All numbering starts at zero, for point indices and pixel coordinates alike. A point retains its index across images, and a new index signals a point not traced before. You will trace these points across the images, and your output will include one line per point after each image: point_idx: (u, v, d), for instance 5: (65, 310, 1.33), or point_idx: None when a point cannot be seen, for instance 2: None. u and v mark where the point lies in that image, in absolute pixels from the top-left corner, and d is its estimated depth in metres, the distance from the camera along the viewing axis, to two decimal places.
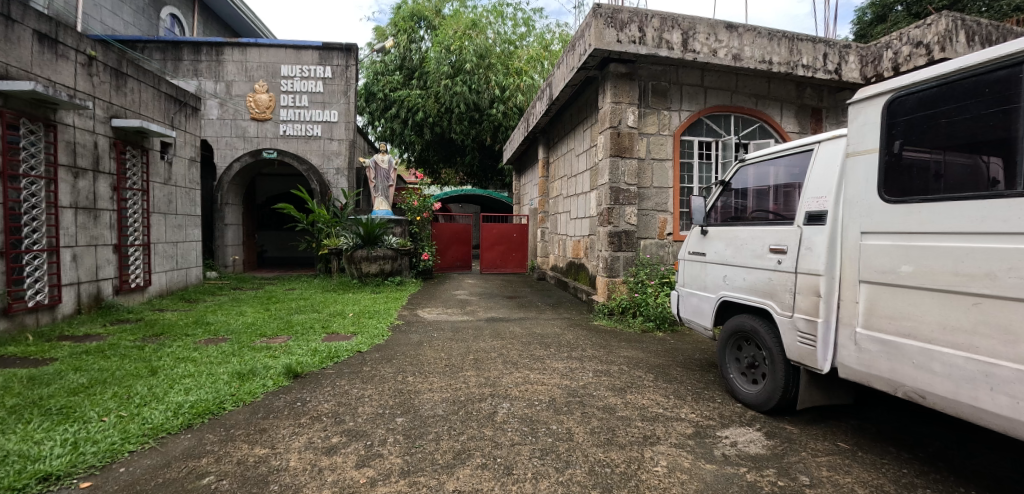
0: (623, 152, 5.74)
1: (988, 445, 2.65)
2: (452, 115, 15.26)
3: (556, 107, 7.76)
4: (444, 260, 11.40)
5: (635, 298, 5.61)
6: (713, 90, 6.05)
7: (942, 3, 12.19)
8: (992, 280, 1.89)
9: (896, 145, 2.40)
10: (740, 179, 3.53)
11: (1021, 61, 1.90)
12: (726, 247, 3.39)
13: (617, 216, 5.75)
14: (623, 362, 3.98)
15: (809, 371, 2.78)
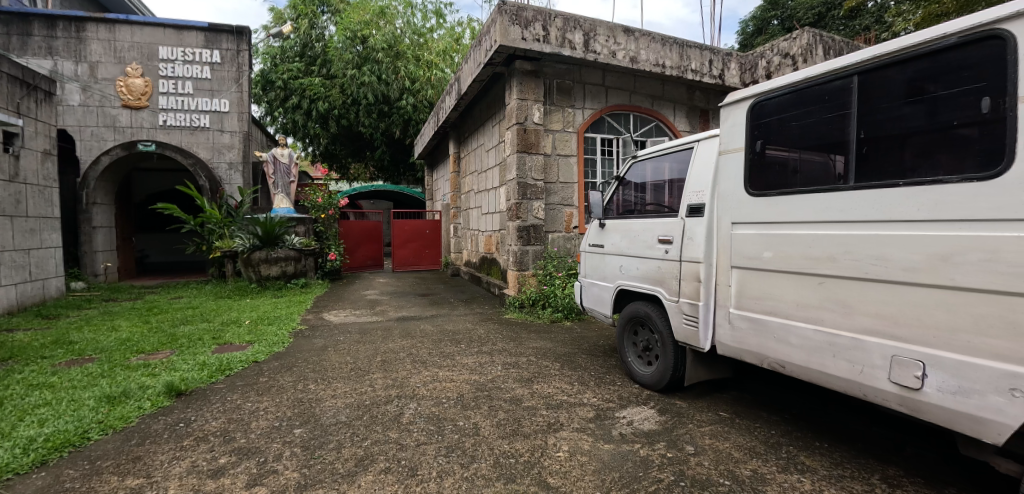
0: (530, 148, 5.89)
1: (838, 402, 3.10)
2: (359, 107, 14.68)
3: (466, 103, 7.72)
4: (354, 259, 10.89)
5: (544, 290, 5.81)
6: (613, 89, 6.38)
7: (808, 20, 14.04)
8: (834, 262, 2.22)
9: (758, 145, 2.67)
10: (635, 174, 3.70)
11: (855, 74, 2.24)
12: (621, 238, 3.58)
13: (525, 210, 5.91)
14: (532, 353, 4.07)
15: (693, 350, 3.03)
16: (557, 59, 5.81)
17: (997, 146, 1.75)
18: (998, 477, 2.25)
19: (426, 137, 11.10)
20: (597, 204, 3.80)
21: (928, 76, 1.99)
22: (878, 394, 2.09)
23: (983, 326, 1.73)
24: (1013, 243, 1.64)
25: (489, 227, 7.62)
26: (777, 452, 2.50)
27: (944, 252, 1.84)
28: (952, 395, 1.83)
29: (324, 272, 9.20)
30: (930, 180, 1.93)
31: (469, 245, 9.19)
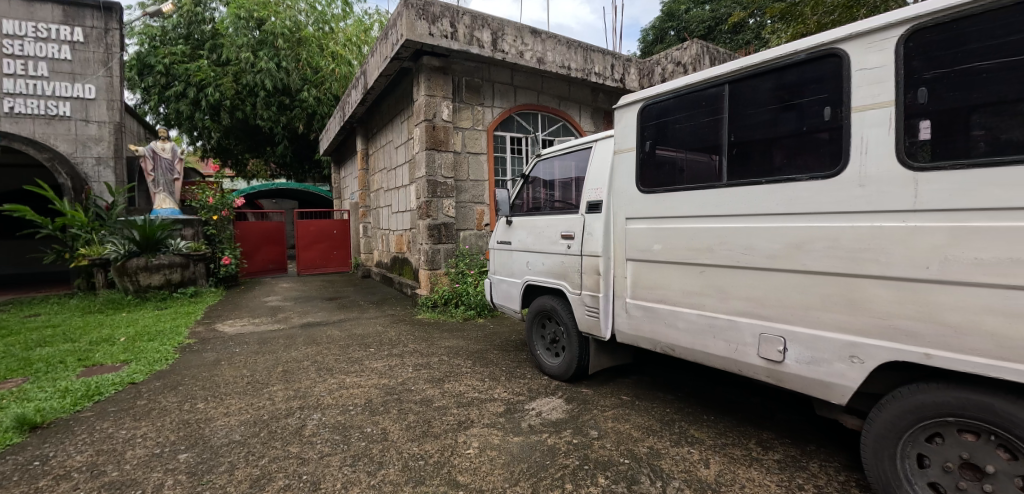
0: (439, 145, 5.83)
1: (721, 377, 3.46)
2: (257, 98, 13.60)
3: (372, 98, 7.51)
4: (252, 264, 10.07)
5: (456, 289, 5.82)
6: (522, 89, 6.51)
7: (700, 32, 15.38)
8: (712, 252, 2.45)
9: (648, 145, 2.86)
10: (539, 172, 3.80)
11: (726, 82, 2.49)
12: (527, 235, 3.66)
13: (435, 208, 5.83)
14: (444, 352, 4.04)
15: (595, 340, 3.20)
16: (464, 57, 5.80)
17: (838, 151, 2.08)
18: (841, 431, 2.66)
19: (331, 132, 10.52)
20: (504, 201, 3.84)
21: (785, 87, 2.28)
22: (749, 369, 2.35)
23: (828, 303, 2.07)
24: (850, 233, 2.00)
25: (400, 226, 7.42)
26: (671, 428, 2.72)
27: (799, 241, 2.14)
28: (807, 365, 2.14)
29: (217, 278, 8.38)
30: (787, 178, 2.22)
31: (380, 244, 8.91)
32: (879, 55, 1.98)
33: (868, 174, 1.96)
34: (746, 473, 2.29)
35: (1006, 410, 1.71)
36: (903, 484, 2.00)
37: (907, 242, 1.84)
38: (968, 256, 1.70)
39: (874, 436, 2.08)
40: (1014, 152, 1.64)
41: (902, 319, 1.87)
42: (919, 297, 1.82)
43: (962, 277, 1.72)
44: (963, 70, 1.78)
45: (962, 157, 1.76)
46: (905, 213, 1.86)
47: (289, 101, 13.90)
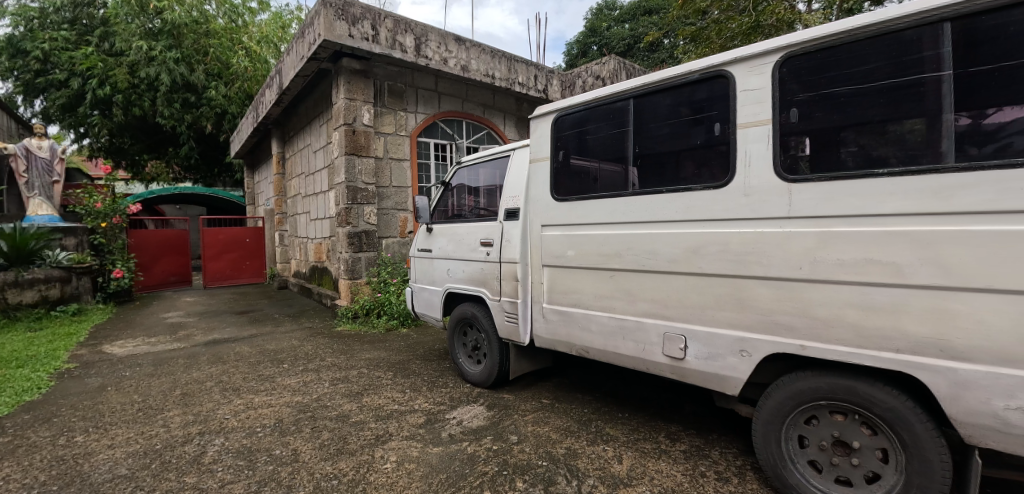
0: (359, 150, 5.67)
1: (636, 374, 3.65)
2: (155, 93, 12.38)
3: (288, 99, 7.15)
4: (151, 277, 9.20)
5: (378, 298, 5.67)
6: (446, 96, 6.53)
7: (620, 49, 16.18)
8: (620, 257, 2.58)
9: (561, 155, 2.96)
10: (457, 179, 3.80)
11: (630, 97, 2.64)
12: (448, 242, 3.64)
13: (355, 215, 5.66)
14: (363, 365, 3.91)
15: (515, 345, 3.25)
16: (386, 61, 5.71)
17: (726, 163, 2.27)
18: (737, 418, 2.90)
19: (243, 132, 9.81)
20: (424, 208, 3.80)
21: (682, 103, 2.45)
22: (655, 367, 2.49)
23: (720, 302, 2.24)
24: (738, 237, 2.18)
25: (319, 234, 7.09)
26: (588, 427, 2.81)
27: (695, 246, 2.31)
28: (703, 361, 2.31)
29: (106, 294, 7.55)
30: (683, 188, 2.39)
31: (298, 253, 8.49)
32: (758, 78, 2.19)
33: (751, 184, 2.16)
34: (655, 465, 2.42)
35: (868, 391, 1.94)
36: (787, 464, 2.20)
37: (784, 245, 2.06)
38: (833, 257, 1.95)
39: (763, 423, 2.25)
40: (864, 167, 1.93)
41: (782, 315, 2.08)
42: (794, 294, 2.05)
43: (828, 276, 1.97)
44: (823, 94, 2.05)
45: (826, 171, 2.01)
46: (782, 219, 2.08)
47: (195, 99, 12.78)
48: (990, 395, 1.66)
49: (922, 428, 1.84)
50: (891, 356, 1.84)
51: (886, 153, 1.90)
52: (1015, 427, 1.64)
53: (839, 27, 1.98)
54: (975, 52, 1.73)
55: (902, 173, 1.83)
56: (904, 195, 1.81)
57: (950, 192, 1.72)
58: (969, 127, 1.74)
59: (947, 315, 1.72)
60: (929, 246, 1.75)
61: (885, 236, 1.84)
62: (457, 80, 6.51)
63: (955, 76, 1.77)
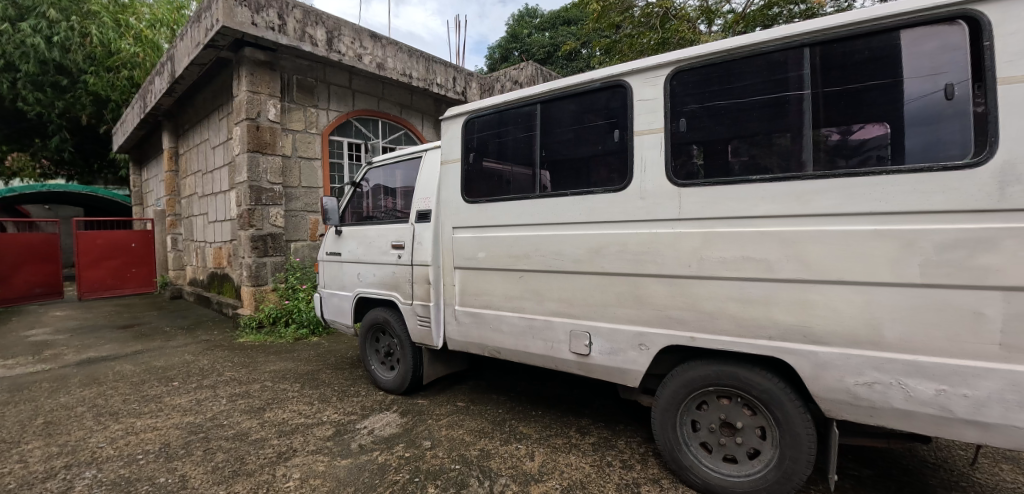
0: (264, 147, 5.37)
1: (549, 371, 3.78)
2: (17, 75, 10.94)
3: (182, 89, 6.56)
4: (9, 287, 8.00)
5: (286, 306, 5.43)
6: (360, 94, 6.36)
7: (540, 56, 16.52)
8: (528, 259, 2.63)
9: (472, 157, 2.96)
10: (368, 179, 3.67)
11: (538, 102, 2.71)
12: (358, 245, 3.51)
13: (259, 217, 5.34)
14: (267, 378, 3.69)
15: (429, 349, 3.21)
16: (294, 53, 5.47)
17: (623, 167, 2.40)
18: (640, 408, 3.09)
19: (128, 124, 8.88)
20: (334, 210, 3.60)
21: (585, 110, 2.56)
22: (562, 364, 2.57)
23: (620, 300, 2.36)
24: (635, 238, 2.31)
25: (219, 237, 6.55)
26: (502, 427, 2.84)
27: (596, 246, 2.41)
28: (607, 355, 2.41)
29: None
30: (585, 191, 2.48)
31: (194, 259, 7.79)
32: (652, 89, 2.34)
33: (647, 188, 2.29)
34: (564, 459, 2.50)
35: (748, 376, 2.12)
36: (682, 447, 2.34)
37: (675, 245, 2.21)
38: (716, 256, 2.12)
39: (660, 411, 2.37)
40: (741, 173, 2.12)
41: (674, 309, 2.23)
42: (685, 290, 2.20)
43: (712, 273, 2.13)
44: (707, 106, 2.23)
45: (710, 175, 2.18)
46: (673, 221, 2.23)
47: (68, 83, 11.37)
48: (843, 373, 1.91)
49: (792, 406, 2.05)
50: (765, 343, 2.04)
51: (760, 162, 2.10)
52: (862, 399, 1.89)
53: (719, 46, 2.17)
54: (828, 75, 1.98)
55: (770, 179, 2.03)
56: (773, 199, 2.02)
57: (809, 197, 1.94)
58: (839, 142, 1.95)
59: (809, 305, 1.95)
60: (794, 245, 1.96)
61: (758, 236, 2.04)
62: (372, 79, 6.38)
63: (812, 95, 2.00)
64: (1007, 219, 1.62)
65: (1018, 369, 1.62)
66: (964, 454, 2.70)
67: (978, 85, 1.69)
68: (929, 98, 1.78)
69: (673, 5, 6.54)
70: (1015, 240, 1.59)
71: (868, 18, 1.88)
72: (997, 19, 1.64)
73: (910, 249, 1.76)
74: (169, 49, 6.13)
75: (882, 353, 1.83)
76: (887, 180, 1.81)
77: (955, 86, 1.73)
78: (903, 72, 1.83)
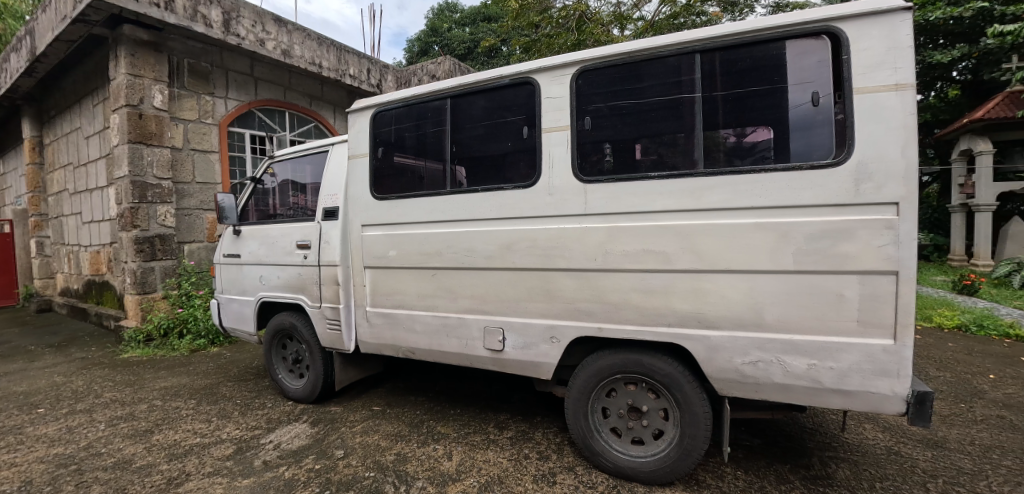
0: (149, 138, 4.89)
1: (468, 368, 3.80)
2: None
3: (45, 69, 5.71)
4: None
5: (179, 315, 4.98)
6: (263, 82, 6.05)
7: (460, 51, 16.39)
8: (440, 256, 2.59)
9: (380, 152, 2.85)
10: (270, 175, 3.43)
11: (448, 97, 2.67)
12: (259, 246, 3.27)
13: (144, 217, 4.86)
14: (156, 397, 3.36)
15: (340, 354, 3.09)
16: (184, 34, 5.03)
17: (532, 163, 2.43)
18: (556, 399, 3.20)
19: None
20: (231, 208, 3.34)
21: (494, 106, 2.56)
22: (477, 361, 2.56)
23: (532, 295, 2.40)
24: (544, 234, 2.36)
25: (96, 240, 5.78)
26: (419, 429, 2.79)
27: (507, 242, 2.43)
28: (519, 349, 2.45)
29: None
30: (496, 187, 2.48)
31: (67, 266, 6.82)
32: (559, 86, 2.38)
33: (554, 184, 2.34)
34: (482, 456, 2.50)
35: (651, 362, 2.24)
36: (593, 434, 2.42)
37: (582, 240, 2.28)
38: (620, 249, 2.21)
39: (573, 401, 2.43)
40: (644, 170, 2.22)
41: (582, 302, 2.30)
42: (592, 283, 2.28)
43: (616, 265, 2.23)
44: (611, 106, 2.32)
45: (615, 173, 2.26)
46: (579, 216, 2.30)
47: None
48: (733, 354, 2.07)
49: (690, 388, 2.18)
50: (665, 329, 2.16)
51: (664, 160, 2.20)
52: (748, 377, 2.07)
53: (621, 49, 2.26)
54: (716, 80, 2.13)
55: (669, 176, 2.14)
56: (670, 195, 2.14)
57: (702, 193, 2.08)
58: (735, 144, 2.09)
59: (703, 293, 2.10)
60: (689, 238, 2.10)
61: (658, 230, 2.15)
62: (276, 66, 6.08)
63: (702, 98, 2.15)
64: (860, 212, 1.85)
65: (871, 342, 1.87)
66: (834, 418, 3.09)
67: (838, 96, 1.91)
68: (804, 106, 1.98)
69: (587, 9, 6.90)
70: (868, 230, 1.83)
71: (751, 29, 2.04)
72: (853, 36, 1.87)
73: (785, 240, 1.95)
74: (27, 21, 5.28)
75: (765, 334, 2.02)
76: (767, 178, 1.99)
77: (820, 95, 1.95)
78: (778, 81, 2.02)
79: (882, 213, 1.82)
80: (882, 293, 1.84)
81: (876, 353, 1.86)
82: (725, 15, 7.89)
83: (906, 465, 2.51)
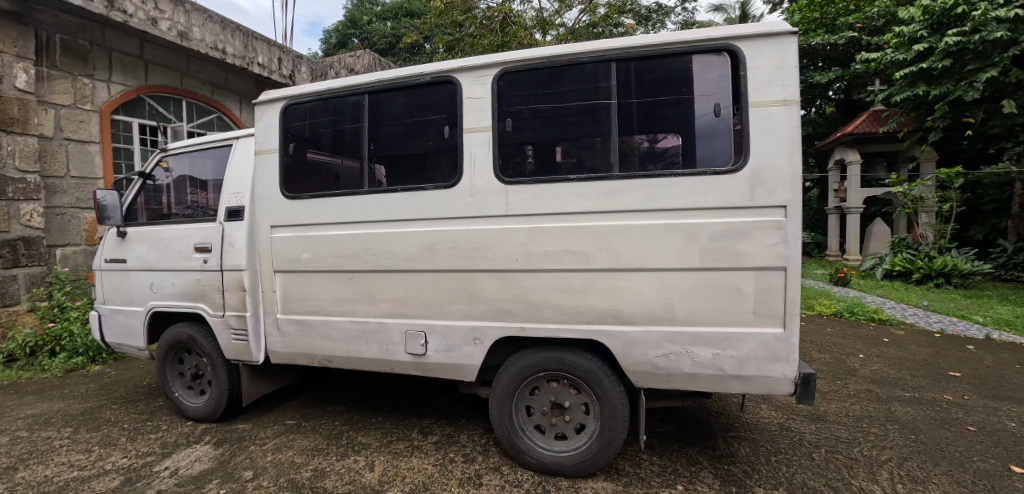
0: (11, 124, 4.19)
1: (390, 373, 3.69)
2: None
3: None
4: None
5: (49, 330, 4.30)
6: (155, 66, 5.49)
7: (381, 46, 15.98)
8: (358, 259, 2.48)
9: (291, 148, 2.67)
10: (163, 171, 3.08)
11: (366, 93, 2.56)
12: (149, 250, 2.93)
13: (4, 216, 4.15)
14: (18, 427, 2.88)
15: (248, 366, 2.86)
16: (57, 6, 4.41)
17: (454, 163, 2.40)
18: (482, 400, 3.20)
19: None
20: (115, 206, 2.95)
21: (414, 104, 2.50)
22: (398, 366, 2.49)
23: (454, 296, 2.37)
24: (466, 235, 2.34)
25: None
26: (338, 441, 2.65)
27: (429, 243, 2.38)
28: (443, 353, 2.41)
29: None
30: (418, 187, 2.42)
31: None
32: (482, 87, 2.38)
33: (477, 185, 2.33)
34: (407, 463, 2.43)
35: (572, 359, 2.30)
36: (518, 433, 2.44)
37: (504, 241, 2.29)
38: (541, 250, 2.25)
39: (497, 402, 2.43)
40: (564, 172, 2.27)
41: (504, 302, 2.32)
42: (513, 284, 2.30)
43: (537, 265, 2.26)
44: (532, 109, 2.35)
45: (536, 174, 2.30)
46: (501, 217, 2.31)
47: None
48: (647, 347, 2.19)
49: (609, 382, 2.27)
50: (585, 327, 2.24)
51: (583, 162, 2.27)
52: (661, 368, 2.19)
53: (541, 53, 2.30)
54: (631, 88, 2.24)
55: (588, 178, 2.21)
56: (589, 196, 2.21)
57: (619, 195, 2.18)
58: (647, 149, 2.21)
59: (619, 291, 2.20)
60: (606, 238, 2.18)
61: (577, 230, 2.21)
62: (171, 49, 5.56)
63: (618, 105, 2.25)
64: (755, 214, 2.04)
65: (766, 330, 2.06)
66: (735, 401, 3.40)
67: (736, 108, 2.09)
68: (707, 116, 2.13)
69: (511, 12, 7.18)
70: (761, 230, 2.02)
71: (661, 42, 2.17)
72: (750, 54, 2.05)
73: (692, 240, 2.10)
74: None
75: (675, 327, 2.16)
76: (674, 182, 2.12)
77: (721, 106, 2.11)
78: (686, 92, 2.16)
79: (772, 215, 2.02)
80: (774, 286, 2.04)
81: (770, 340, 2.06)
82: (640, 28, 8.42)
83: (795, 439, 2.82)
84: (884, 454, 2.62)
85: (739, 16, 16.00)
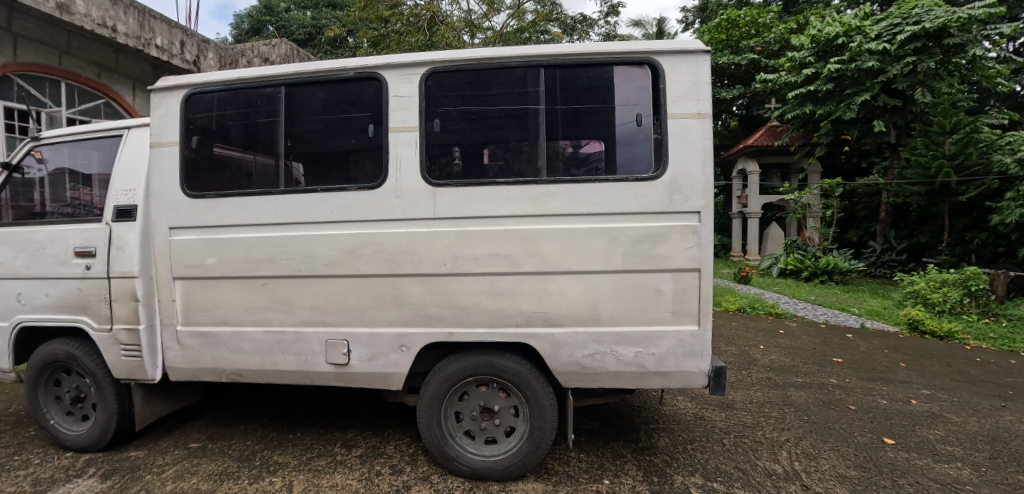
0: None
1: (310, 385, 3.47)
2: None
3: None
4: None
5: None
6: (25, 40, 4.78)
7: (299, 36, 15.13)
8: (271, 263, 2.30)
9: (194, 141, 2.42)
10: (34, 163, 2.67)
11: (283, 85, 2.39)
12: (15, 255, 2.51)
13: None
14: None
15: (142, 385, 2.54)
16: None
17: (378, 163, 2.31)
18: (410, 408, 3.10)
19: None
20: None
21: (336, 100, 2.37)
22: (319, 378, 2.34)
23: (379, 302, 2.28)
24: (391, 239, 2.25)
25: None
26: (250, 462, 2.44)
27: (351, 247, 2.26)
28: (367, 361, 2.30)
29: None
30: (339, 187, 2.30)
31: None
32: (408, 86, 2.31)
33: (402, 186, 2.26)
34: (329, 481, 2.29)
35: (501, 362, 2.30)
36: (447, 440, 2.39)
37: (431, 244, 2.24)
38: (469, 253, 2.23)
39: (425, 410, 2.36)
40: (491, 175, 2.27)
41: (432, 307, 2.26)
42: (441, 288, 2.25)
43: (465, 269, 2.24)
44: (460, 110, 2.32)
45: (464, 177, 2.27)
46: (428, 219, 2.25)
47: None
48: (573, 348, 2.24)
49: (538, 384, 2.30)
50: (514, 330, 2.25)
51: (510, 166, 2.28)
52: (587, 368, 2.26)
53: (469, 55, 2.28)
54: (557, 94, 2.28)
55: (516, 182, 2.23)
56: (517, 199, 2.22)
57: (545, 199, 2.21)
58: (572, 154, 2.26)
59: (546, 293, 2.23)
60: (534, 241, 2.21)
61: (505, 234, 2.22)
62: (46, 22, 4.85)
63: (545, 110, 2.29)
64: (672, 218, 2.17)
65: (683, 328, 2.20)
66: (655, 395, 3.60)
67: (656, 118, 2.21)
68: (628, 125, 2.23)
69: (439, 12, 7.14)
70: (678, 234, 2.16)
71: (586, 52, 2.25)
72: (667, 69, 2.18)
73: (615, 243, 2.19)
74: None
75: (600, 328, 2.23)
76: (597, 187, 2.20)
77: (642, 116, 2.22)
78: (610, 101, 2.26)
79: (687, 220, 2.17)
80: (688, 287, 2.18)
81: (686, 337, 2.20)
82: (566, 36, 8.73)
83: (707, 426, 3.05)
84: (784, 435, 2.90)
85: (656, 32, 17.13)
